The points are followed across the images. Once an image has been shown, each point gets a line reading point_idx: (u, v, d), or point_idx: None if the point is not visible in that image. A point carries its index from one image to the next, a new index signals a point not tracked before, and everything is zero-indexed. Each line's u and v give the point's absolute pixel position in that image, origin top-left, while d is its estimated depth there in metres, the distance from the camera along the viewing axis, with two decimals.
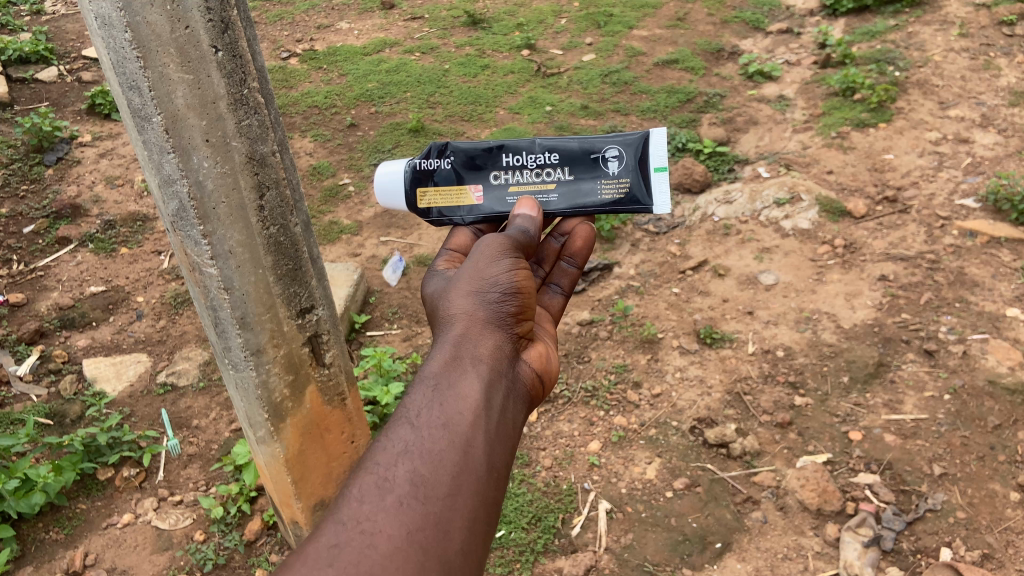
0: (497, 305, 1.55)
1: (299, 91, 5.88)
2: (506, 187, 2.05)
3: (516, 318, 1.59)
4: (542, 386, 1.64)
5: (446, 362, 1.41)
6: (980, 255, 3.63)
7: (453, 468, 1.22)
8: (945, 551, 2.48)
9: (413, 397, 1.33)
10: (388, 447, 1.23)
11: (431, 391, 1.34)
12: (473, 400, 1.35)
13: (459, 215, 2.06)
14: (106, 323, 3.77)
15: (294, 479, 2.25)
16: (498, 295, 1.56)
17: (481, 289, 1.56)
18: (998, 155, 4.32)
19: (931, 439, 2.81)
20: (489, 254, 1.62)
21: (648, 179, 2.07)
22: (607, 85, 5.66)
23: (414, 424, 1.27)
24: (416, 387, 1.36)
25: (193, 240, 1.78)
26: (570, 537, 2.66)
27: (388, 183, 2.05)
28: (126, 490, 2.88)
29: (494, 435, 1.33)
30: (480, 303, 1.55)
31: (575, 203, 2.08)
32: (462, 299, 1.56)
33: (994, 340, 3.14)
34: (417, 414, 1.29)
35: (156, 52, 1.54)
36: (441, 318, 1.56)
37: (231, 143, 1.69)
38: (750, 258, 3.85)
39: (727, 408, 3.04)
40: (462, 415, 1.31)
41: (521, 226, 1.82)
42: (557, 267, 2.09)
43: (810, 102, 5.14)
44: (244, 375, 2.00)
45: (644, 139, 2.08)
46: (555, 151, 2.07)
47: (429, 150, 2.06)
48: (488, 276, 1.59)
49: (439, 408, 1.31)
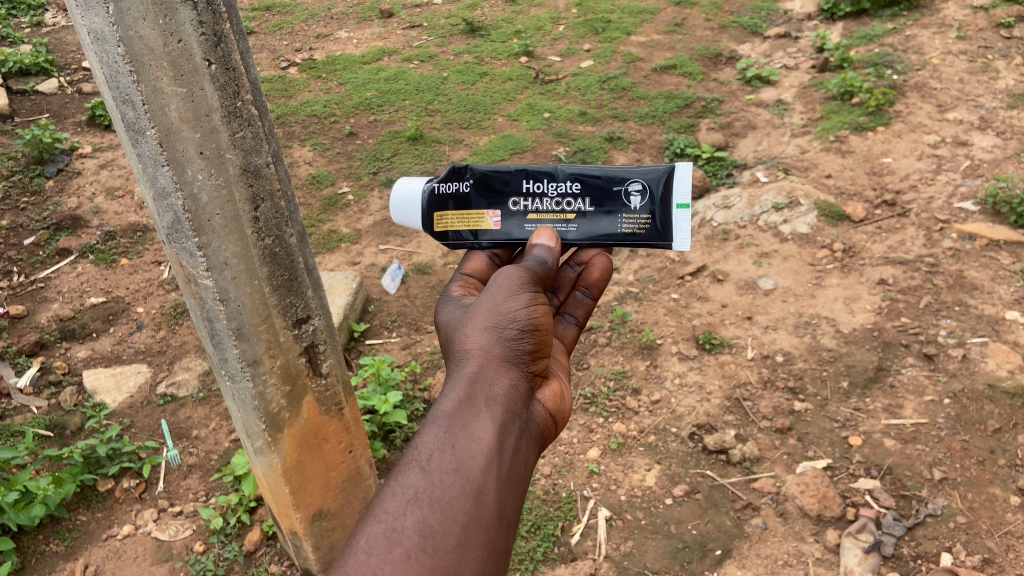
0: (514, 343, 1.48)
1: (298, 100, 5.89)
2: (524, 215, 1.91)
3: (533, 356, 1.51)
4: (558, 423, 1.57)
5: (459, 401, 1.35)
6: (979, 258, 3.63)
7: (463, 517, 1.19)
8: (945, 556, 2.48)
9: (425, 438, 1.28)
10: (398, 494, 1.19)
11: (443, 433, 1.29)
12: (486, 443, 1.30)
13: (476, 240, 1.93)
14: (106, 334, 3.78)
15: (292, 489, 2.25)
16: (515, 331, 1.48)
17: (498, 324, 1.48)
18: (997, 157, 4.32)
19: (931, 444, 2.80)
20: (508, 285, 1.54)
21: (670, 217, 1.88)
22: (606, 91, 5.67)
23: (425, 469, 1.23)
24: (427, 428, 1.30)
25: (188, 253, 1.78)
26: (570, 545, 2.65)
27: (405, 207, 1.94)
28: (127, 501, 2.88)
29: (507, 481, 1.28)
30: (497, 339, 1.47)
31: (594, 236, 1.91)
32: (478, 333, 1.48)
33: (993, 343, 3.13)
34: (428, 458, 1.24)
35: (149, 66, 1.54)
36: (455, 352, 1.48)
37: (225, 155, 1.70)
38: (749, 263, 3.85)
39: (727, 414, 3.04)
40: (475, 458, 1.26)
41: (539, 257, 1.71)
42: (571, 298, 1.94)
43: (808, 107, 5.14)
44: (241, 386, 2.00)
45: (671, 174, 1.88)
46: (578, 179, 1.90)
47: (449, 172, 1.93)
48: (506, 310, 1.50)
49: (451, 451, 1.26)
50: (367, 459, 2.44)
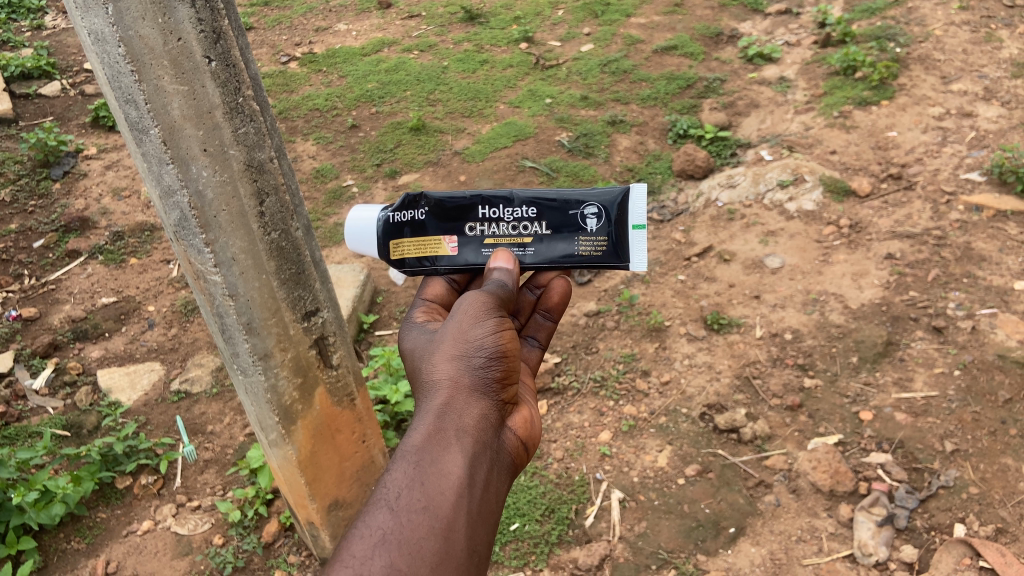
0: (482, 371, 1.47)
1: (300, 95, 5.89)
2: (483, 241, 1.83)
3: (501, 384, 1.51)
4: (529, 450, 1.58)
5: (430, 436, 1.35)
6: (986, 229, 3.61)
7: (433, 557, 1.19)
8: (958, 526, 2.48)
9: (395, 475, 1.28)
10: (366, 536, 1.18)
11: (410, 471, 1.28)
12: (455, 478, 1.30)
13: (433, 266, 1.85)
14: (118, 334, 3.81)
15: (308, 480, 2.28)
16: (483, 359, 1.48)
17: (465, 353, 1.48)
18: (1002, 127, 4.29)
19: (942, 416, 2.80)
20: (473, 312, 1.53)
21: (626, 238, 1.83)
22: (607, 75, 5.65)
23: (393, 508, 1.22)
24: (396, 464, 1.30)
25: (195, 249, 1.80)
26: (584, 527, 2.67)
27: (360, 235, 1.86)
28: (145, 497, 2.92)
29: (476, 516, 1.29)
30: (466, 368, 1.47)
31: (553, 259, 1.85)
32: (445, 363, 1.48)
33: (1002, 314, 3.12)
34: (398, 496, 1.24)
35: (150, 65, 1.55)
36: (424, 382, 1.48)
37: (229, 151, 1.71)
38: (755, 242, 3.85)
39: (737, 393, 3.05)
40: (443, 495, 1.26)
41: (500, 280, 1.66)
42: (531, 322, 1.90)
43: (811, 83, 5.11)
44: (253, 379, 2.02)
45: (626, 195, 1.83)
46: (534, 203, 1.84)
47: (403, 200, 1.85)
48: (473, 338, 1.50)
49: (419, 489, 1.26)
50: (379, 448, 2.48)
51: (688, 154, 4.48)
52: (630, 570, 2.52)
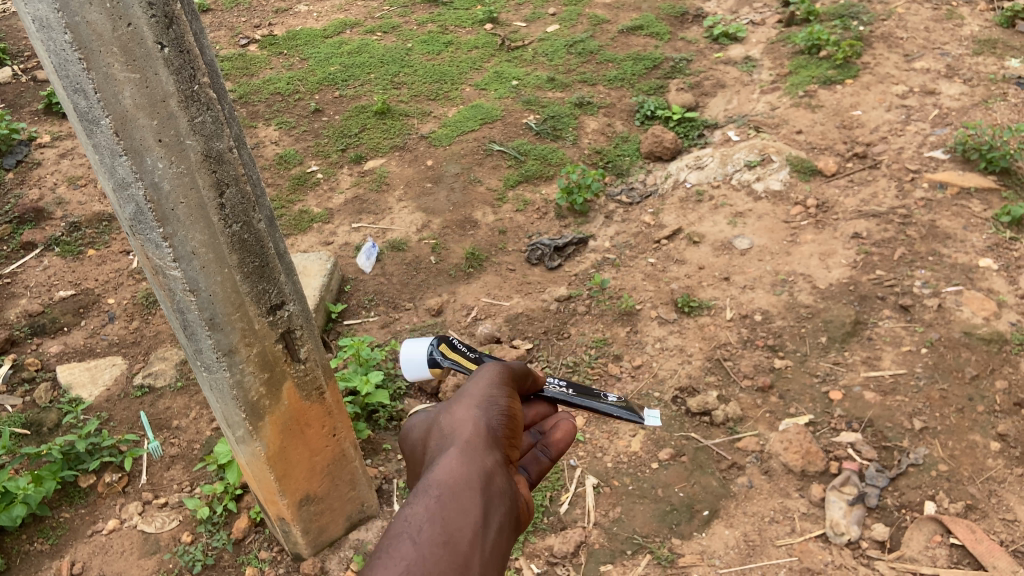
0: (501, 424, 1.35)
1: (260, 78, 5.76)
2: None
3: (516, 443, 1.38)
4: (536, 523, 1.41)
5: (451, 473, 1.21)
6: (950, 207, 3.64)
7: None
8: (928, 504, 2.50)
9: (413, 512, 1.13)
10: (388, 570, 1.03)
11: (430, 506, 1.14)
12: (476, 519, 1.15)
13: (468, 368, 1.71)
14: (78, 328, 3.70)
15: (277, 476, 2.23)
16: (500, 413, 1.36)
17: (484, 402, 1.36)
18: (965, 105, 4.33)
19: (910, 394, 2.81)
20: (489, 377, 1.43)
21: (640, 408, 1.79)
22: (573, 55, 5.61)
23: (415, 545, 1.07)
24: (415, 501, 1.15)
25: (153, 243, 1.73)
26: (559, 514, 2.65)
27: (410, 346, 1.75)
28: (110, 496, 2.84)
29: (496, 565, 1.13)
30: (485, 416, 1.34)
31: (577, 401, 1.73)
32: (461, 412, 1.35)
33: (968, 291, 3.16)
34: (419, 531, 1.09)
35: (99, 52, 1.48)
36: (438, 432, 1.35)
37: (185, 141, 1.64)
38: (724, 224, 3.86)
39: (708, 375, 3.06)
40: (462, 532, 1.12)
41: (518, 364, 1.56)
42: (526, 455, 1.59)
43: (776, 62, 5.12)
44: (218, 376, 1.96)
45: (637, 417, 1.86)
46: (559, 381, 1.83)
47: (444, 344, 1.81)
48: (491, 395, 1.39)
49: (439, 524, 1.11)
50: (352, 442, 2.42)
51: (656, 136, 4.49)
52: (606, 557, 2.51)
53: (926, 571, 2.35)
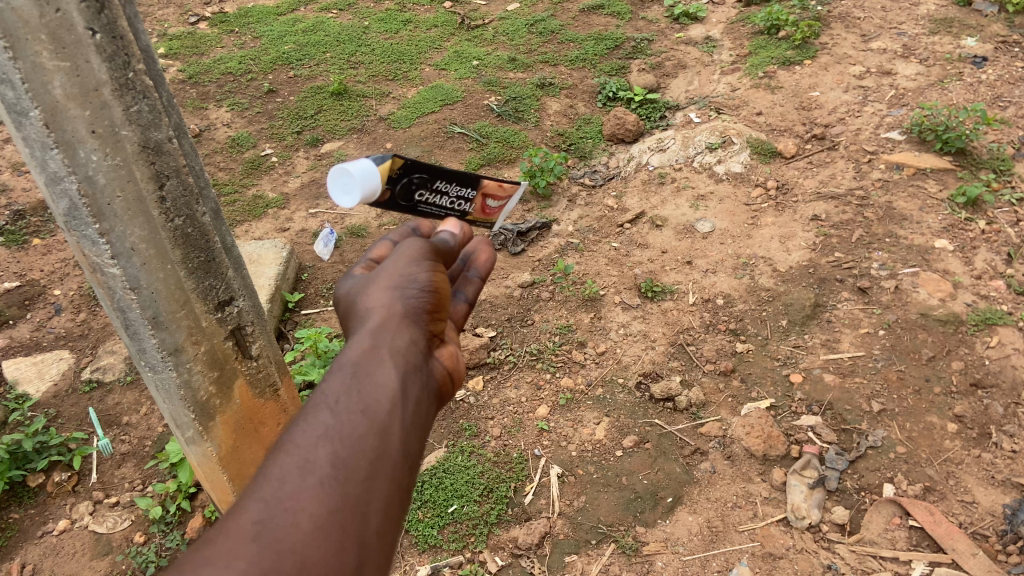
0: (420, 301, 1.38)
1: (212, 58, 5.59)
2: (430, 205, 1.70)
3: (437, 316, 1.42)
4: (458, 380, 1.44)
5: (366, 346, 1.27)
6: (907, 187, 3.67)
7: (370, 454, 1.12)
8: (887, 487, 2.48)
9: (327, 386, 1.20)
10: (304, 440, 1.10)
11: (346, 379, 1.20)
12: (389, 388, 1.21)
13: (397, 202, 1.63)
14: (23, 321, 3.57)
15: (231, 476, 2.17)
16: (418, 290, 1.39)
17: (401, 283, 1.38)
18: (921, 85, 4.35)
19: (869, 376, 2.82)
20: (410, 253, 1.45)
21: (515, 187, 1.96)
22: (533, 35, 5.54)
23: (331, 412, 1.15)
24: (331, 374, 1.22)
25: (89, 241, 1.64)
26: (523, 505, 2.63)
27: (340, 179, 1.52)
28: (59, 496, 2.75)
29: (413, 428, 1.21)
30: (403, 294, 1.37)
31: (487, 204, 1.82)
32: (381, 292, 1.38)
33: (924, 272, 3.18)
34: (335, 399, 1.17)
35: (25, 40, 1.37)
36: (360, 309, 1.38)
37: (121, 132, 1.56)
38: (685, 207, 3.85)
39: (671, 360, 3.06)
40: (379, 399, 1.19)
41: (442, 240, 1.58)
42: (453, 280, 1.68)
43: (736, 42, 5.10)
44: (164, 376, 1.88)
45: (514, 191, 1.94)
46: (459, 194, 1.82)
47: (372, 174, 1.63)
48: (410, 272, 1.41)
49: (355, 395, 1.18)
50: None
51: (618, 118, 4.46)
52: (570, 547, 2.49)
53: (886, 554, 2.32)
